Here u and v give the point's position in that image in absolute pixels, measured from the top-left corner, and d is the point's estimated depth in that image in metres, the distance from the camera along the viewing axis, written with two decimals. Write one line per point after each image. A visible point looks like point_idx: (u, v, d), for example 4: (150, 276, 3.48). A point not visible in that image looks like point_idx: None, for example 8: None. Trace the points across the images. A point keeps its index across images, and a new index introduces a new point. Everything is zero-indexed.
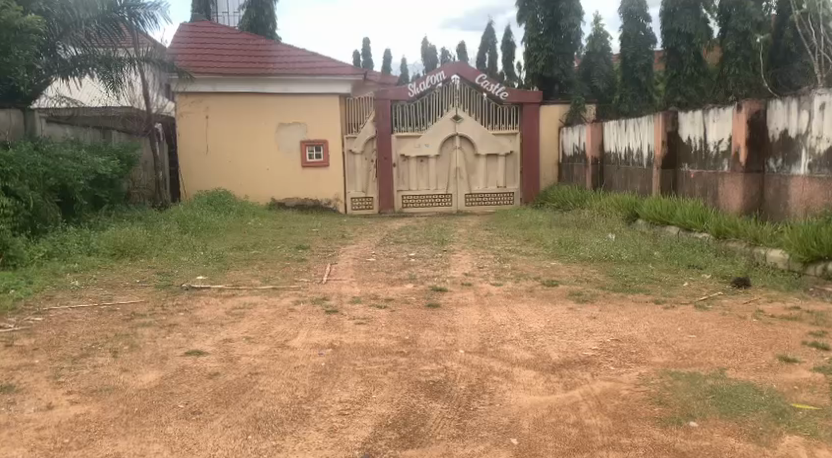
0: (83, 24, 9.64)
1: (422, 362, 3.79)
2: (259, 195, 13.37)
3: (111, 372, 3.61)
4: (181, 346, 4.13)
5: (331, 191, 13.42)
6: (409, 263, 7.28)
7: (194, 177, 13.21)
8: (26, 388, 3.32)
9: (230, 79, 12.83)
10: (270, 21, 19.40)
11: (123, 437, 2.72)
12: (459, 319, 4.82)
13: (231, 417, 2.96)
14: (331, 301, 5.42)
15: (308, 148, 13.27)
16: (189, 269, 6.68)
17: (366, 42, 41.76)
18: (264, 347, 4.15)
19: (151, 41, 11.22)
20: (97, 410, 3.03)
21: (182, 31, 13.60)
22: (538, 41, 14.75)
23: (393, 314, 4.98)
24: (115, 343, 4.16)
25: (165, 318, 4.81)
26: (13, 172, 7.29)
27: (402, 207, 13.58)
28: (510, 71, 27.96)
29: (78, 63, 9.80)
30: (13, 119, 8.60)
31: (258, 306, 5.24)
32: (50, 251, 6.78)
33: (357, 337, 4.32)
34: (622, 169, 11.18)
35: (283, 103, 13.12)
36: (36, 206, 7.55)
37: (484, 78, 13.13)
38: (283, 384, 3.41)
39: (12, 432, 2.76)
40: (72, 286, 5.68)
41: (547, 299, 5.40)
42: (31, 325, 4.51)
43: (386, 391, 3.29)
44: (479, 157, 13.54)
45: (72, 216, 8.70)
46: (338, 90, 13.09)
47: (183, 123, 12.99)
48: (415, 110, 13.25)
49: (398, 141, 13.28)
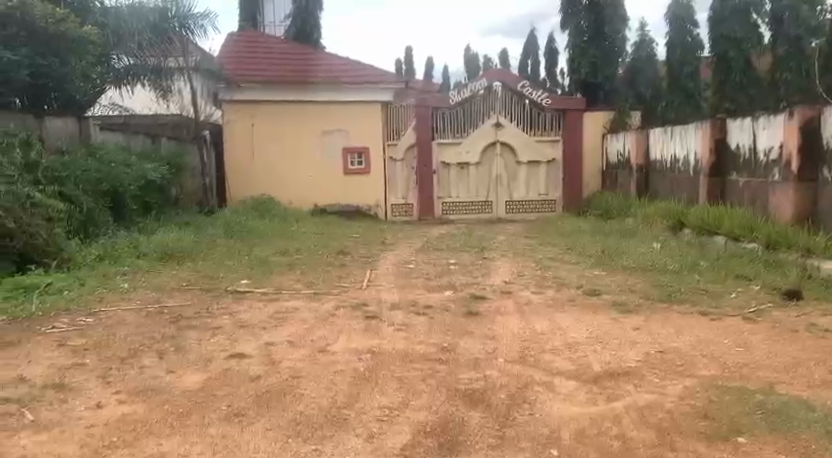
0: (136, 33, 10.03)
1: (461, 370, 3.78)
2: (301, 200, 13.54)
3: (157, 373, 3.71)
4: (225, 348, 4.23)
5: (372, 197, 13.51)
6: (448, 270, 7.29)
7: (239, 183, 13.47)
8: (77, 387, 3.44)
9: (275, 88, 13.09)
10: (316, 31, 19.74)
11: (167, 437, 2.79)
12: (498, 327, 4.80)
13: (271, 420, 3.01)
14: (371, 306, 5.46)
15: (350, 155, 13.43)
16: (234, 273, 6.82)
17: (409, 50, 41.97)
18: (304, 351, 4.21)
19: (200, 52, 11.53)
20: (143, 410, 3.12)
21: (228, 40, 13.90)
22: (581, 48, 14.62)
23: (433, 321, 4.98)
24: (162, 345, 4.27)
25: (211, 321, 4.93)
26: (68, 177, 7.68)
27: (443, 214, 13.52)
28: (553, 79, 27.74)
29: (130, 73, 10.27)
30: (69, 126, 8.92)
31: (300, 311, 5.31)
32: (102, 254, 7.03)
33: (396, 343, 4.34)
34: (668, 176, 10.94)
35: (326, 112, 13.34)
36: (89, 210, 7.90)
37: (526, 85, 13.06)
38: (323, 389, 3.46)
39: (62, 430, 2.85)
40: (122, 289, 5.87)
41: (590, 309, 5.32)
42: (82, 326, 4.68)
43: (425, 398, 3.29)
44: (521, 165, 13.45)
45: (123, 221, 9.03)
46: (379, 98, 13.25)
47: (230, 130, 13.29)
48: (456, 117, 13.26)
49: (439, 149, 13.28)
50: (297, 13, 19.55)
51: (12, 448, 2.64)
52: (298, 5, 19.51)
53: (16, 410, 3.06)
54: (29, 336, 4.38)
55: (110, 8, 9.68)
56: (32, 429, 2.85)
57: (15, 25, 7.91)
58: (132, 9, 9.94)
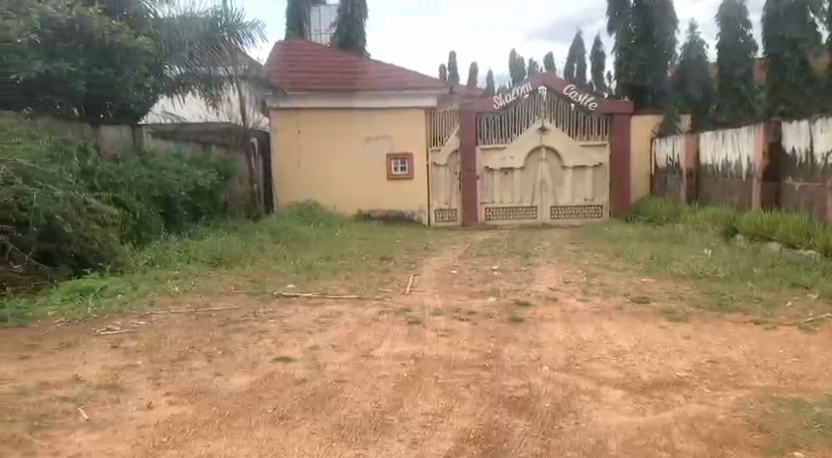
0: (188, 43, 10.34)
1: (505, 377, 3.74)
2: (346, 206, 13.69)
3: (205, 375, 3.79)
4: (271, 352, 4.29)
5: (416, 202, 13.54)
6: (492, 275, 7.24)
7: (286, 189, 13.71)
8: (129, 388, 3.54)
9: (320, 95, 13.28)
10: (360, 38, 19.96)
11: (214, 439, 2.85)
12: (543, 334, 4.74)
13: (316, 424, 3.04)
14: (414, 312, 5.46)
15: (394, 161, 13.50)
16: (280, 277, 6.94)
17: (453, 56, 41.92)
18: (348, 355, 4.25)
19: (249, 60, 11.73)
20: (192, 411, 3.20)
21: (276, 48, 14.16)
22: (629, 51, 14.34)
23: (476, 327, 4.96)
24: (210, 348, 4.38)
25: (258, 324, 5.02)
26: (122, 184, 7.96)
27: (486, 219, 13.44)
28: (600, 83, 27.33)
29: (182, 81, 10.48)
30: (124, 133, 9.30)
31: (344, 315, 5.35)
32: (154, 259, 7.24)
33: (439, 349, 4.34)
34: (719, 181, 10.64)
35: (371, 118, 13.45)
36: (142, 216, 8.18)
37: (572, 88, 12.89)
38: (366, 393, 3.48)
39: (115, 429, 2.95)
40: (173, 292, 6.02)
41: (638, 317, 5.19)
42: (135, 328, 4.83)
43: (468, 405, 3.28)
44: (566, 169, 13.30)
45: (175, 226, 9.30)
46: (423, 104, 13.28)
47: (277, 137, 13.55)
48: (501, 122, 13.18)
49: (483, 154, 13.23)
50: (343, 22, 19.80)
51: (67, 446, 2.74)
52: (344, 14, 19.75)
53: (73, 409, 3.18)
54: (86, 337, 4.55)
55: (163, 19, 9.96)
56: (87, 428, 2.95)
57: (75, 38, 8.23)
58: (184, 19, 10.23)
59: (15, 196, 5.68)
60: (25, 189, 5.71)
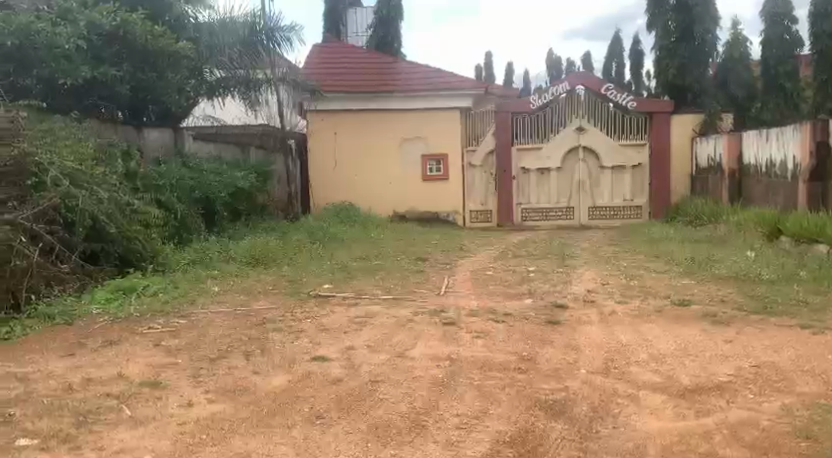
0: (227, 47, 10.52)
1: (541, 380, 3.71)
2: (381, 207, 13.75)
3: (244, 374, 3.86)
4: (307, 351, 4.35)
5: (451, 203, 13.51)
6: (528, 277, 7.18)
7: (322, 191, 13.84)
8: (171, 385, 3.63)
9: (356, 96, 13.37)
10: (396, 39, 20.04)
11: (252, 437, 2.89)
12: (580, 337, 4.68)
13: (352, 423, 3.07)
14: (450, 313, 5.46)
15: (429, 162, 13.51)
16: (317, 277, 7.02)
17: (489, 56, 41.74)
18: (384, 355, 4.27)
19: (287, 63, 11.87)
20: (231, 409, 3.26)
21: (313, 50, 14.32)
22: (669, 49, 14.06)
23: (511, 329, 4.93)
24: (248, 347, 4.46)
25: (295, 324, 5.08)
26: (164, 186, 8.18)
27: (522, 220, 13.34)
28: (639, 82, 26.88)
29: (222, 84, 10.77)
30: (165, 137, 9.56)
31: (380, 316, 5.38)
32: (194, 259, 7.39)
33: (475, 351, 4.33)
34: (763, 181, 10.36)
35: (406, 119, 13.49)
36: (183, 217, 8.36)
37: (610, 88, 12.70)
38: (402, 394, 3.49)
39: (157, 426, 3.02)
40: (213, 292, 6.14)
41: (678, 321, 5.09)
42: (176, 327, 4.94)
43: (504, 407, 3.26)
44: (604, 170, 13.10)
45: (214, 226, 9.49)
46: (459, 105, 13.25)
47: (314, 139, 13.69)
48: (537, 123, 13.08)
49: (518, 154, 13.14)
50: (379, 24, 19.94)
51: (111, 441, 2.82)
52: (381, 15, 19.89)
53: (117, 405, 3.28)
54: (129, 335, 4.67)
55: (203, 23, 10.27)
56: (130, 424, 3.03)
57: (119, 43, 8.43)
58: (224, 23, 10.42)
59: (62, 198, 5.84)
60: (71, 191, 5.89)
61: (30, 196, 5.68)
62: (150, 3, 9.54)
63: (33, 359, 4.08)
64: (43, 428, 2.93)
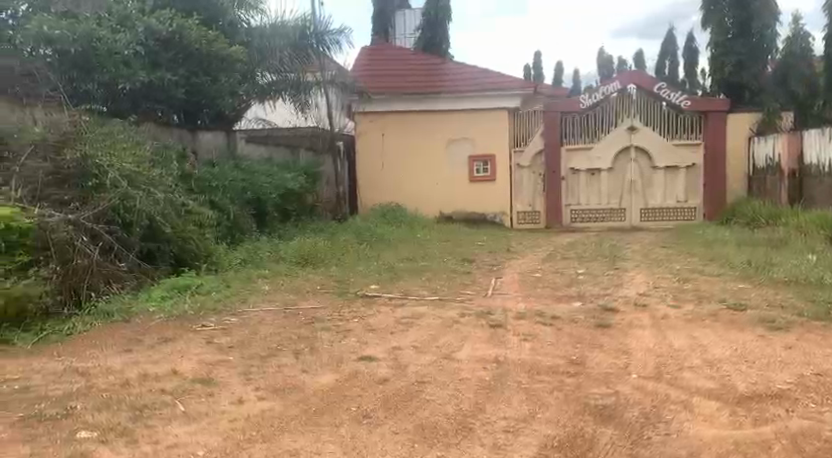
0: (278, 50, 10.73)
1: (591, 385, 3.64)
2: (428, 208, 13.77)
3: (293, 372, 3.93)
4: (354, 351, 4.39)
5: (499, 204, 13.41)
6: (577, 280, 7.07)
7: (370, 191, 13.94)
8: (222, 382, 3.72)
9: (403, 98, 13.46)
10: (444, 41, 20.06)
11: (301, 435, 2.93)
12: (631, 341, 4.58)
13: (399, 424, 3.08)
14: (496, 315, 5.42)
15: (476, 163, 13.46)
16: (364, 277, 7.08)
17: (538, 55, 41.27)
18: (430, 356, 4.27)
19: (336, 66, 12.03)
20: (280, 406, 3.32)
21: (362, 51, 14.49)
22: (725, 46, 13.66)
23: (560, 332, 4.86)
24: (297, 345, 4.54)
25: (343, 323, 5.14)
26: (218, 187, 8.38)
27: (571, 222, 13.13)
28: (693, 80, 26.19)
29: (274, 87, 10.96)
30: (219, 139, 9.88)
31: (426, 316, 5.39)
32: (245, 259, 7.55)
33: (523, 353, 4.29)
34: (826, 182, 9.92)
35: (453, 121, 13.48)
36: (235, 218, 8.56)
37: (663, 86, 12.39)
38: (448, 396, 3.48)
39: (210, 421, 3.10)
40: (263, 291, 6.27)
41: (735, 326, 4.92)
42: (228, 325, 5.07)
43: (553, 411, 3.22)
44: (657, 170, 12.80)
45: (265, 227, 9.66)
46: (507, 105, 13.18)
47: (361, 140, 13.82)
48: (587, 123, 12.88)
49: (567, 154, 12.94)
50: (427, 25, 19.99)
51: (166, 436, 2.90)
52: (429, 17, 19.94)
53: (171, 401, 3.37)
54: (183, 333, 4.81)
55: (255, 27, 10.47)
56: (183, 419, 3.12)
57: (176, 49, 8.69)
58: (275, 27, 10.65)
59: (121, 199, 6.08)
60: (129, 192, 6.12)
61: (91, 197, 5.97)
62: (205, 9, 9.74)
63: (93, 354, 4.24)
64: (101, 422, 3.04)
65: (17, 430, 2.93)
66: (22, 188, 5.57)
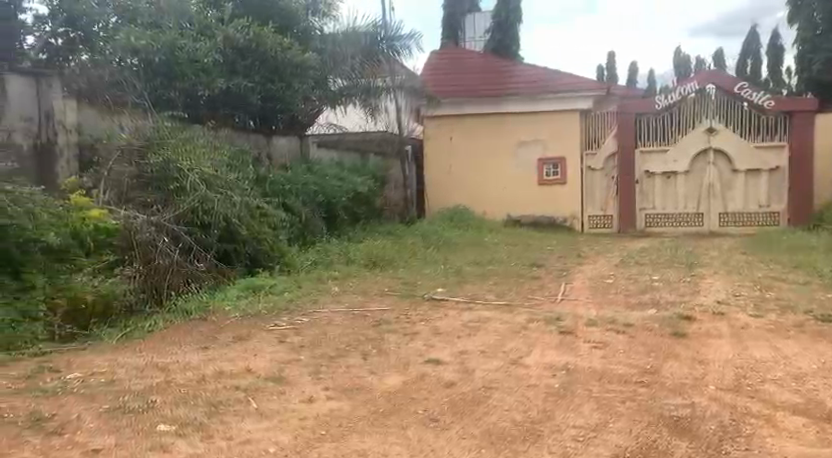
0: (350, 57, 10.93)
1: (665, 395, 3.51)
2: (495, 211, 13.67)
3: (361, 373, 3.98)
4: (421, 353, 4.40)
5: (569, 208, 13.15)
6: (651, 286, 6.84)
7: (437, 195, 13.98)
8: (293, 381, 3.80)
9: (472, 103, 13.47)
10: (514, 43, 19.92)
11: (369, 436, 2.96)
12: (708, 351, 4.39)
13: (465, 429, 3.06)
14: (566, 322, 5.31)
15: (546, 165, 13.25)
16: (431, 281, 7.09)
17: (611, 56, 40.27)
18: (497, 362, 4.23)
19: (406, 71, 12.19)
20: (349, 407, 3.36)
21: (432, 55, 14.58)
22: (813, 43, 13.04)
23: (633, 340, 4.71)
24: (365, 346, 4.59)
25: (409, 326, 5.17)
26: (290, 190, 8.61)
27: (645, 227, 12.70)
28: (778, 80, 24.96)
29: (345, 93, 11.12)
30: (292, 145, 10.24)
31: (493, 321, 5.34)
32: (316, 260, 7.71)
33: (593, 361, 4.18)
34: None
35: (522, 123, 13.35)
36: (307, 220, 8.77)
37: (745, 86, 11.78)
38: (516, 402, 3.43)
39: (281, 419, 3.17)
40: (333, 292, 6.40)
41: (823, 338, 4.63)
42: (299, 325, 5.18)
43: (624, 421, 3.12)
44: (737, 173, 12.23)
45: (335, 230, 9.84)
46: (578, 106, 12.92)
47: (430, 144, 13.89)
48: (662, 124, 12.46)
49: (642, 157, 12.55)
50: (497, 27, 19.91)
51: (240, 432, 2.99)
52: (499, 19, 19.87)
53: (244, 398, 3.48)
54: (256, 332, 4.96)
55: (329, 34, 10.69)
56: (256, 416, 3.21)
57: (252, 56, 9.00)
58: (348, 33, 10.83)
59: (199, 202, 6.29)
60: (207, 195, 6.33)
61: (173, 199, 6.26)
62: (279, 17, 9.94)
63: (173, 351, 4.44)
64: (179, 416, 3.16)
65: (103, 420, 3.09)
66: (109, 191, 6.06)
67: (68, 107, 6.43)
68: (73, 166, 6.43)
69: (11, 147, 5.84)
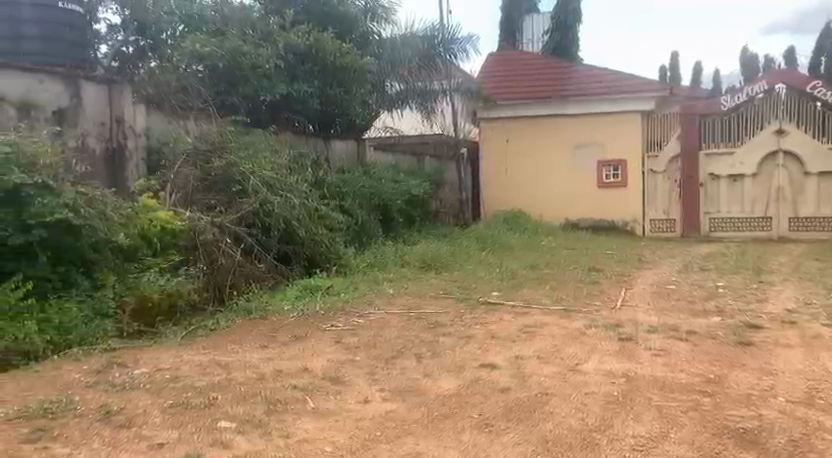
0: (406, 61, 11.03)
1: (731, 406, 3.37)
2: (553, 215, 13.47)
3: (416, 375, 3.99)
4: (476, 357, 4.38)
5: (629, 211, 12.84)
6: (716, 293, 6.59)
7: (493, 198, 13.86)
8: (349, 382, 3.84)
9: (531, 105, 13.35)
10: (574, 44, 19.62)
11: (423, 438, 2.96)
12: (777, 361, 4.20)
13: (521, 435, 3.02)
14: (625, 328, 5.18)
15: (606, 168, 13.00)
16: (486, 284, 7.04)
17: (674, 56, 39.04)
18: (554, 367, 4.16)
19: (462, 74, 12.27)
20: (403, 409, 3.37)
21: (490, 56, 14.48)
22: None
23: (696, 348, 4.55)
24: (420, 349, 4.60)
25: (464, 329, 5.15)
26: (348, 193, 8.74)
27: (709, 231, 12.27)
28: None
29: (402, 97, 11.19)
30: (349, 148, 10.45)
31: (550, 326, 5.26)
32: (372, 262, 7.79)
33: (654, 369, 4.06)
34: None
35: (581, 125, 13.15)
36: (363, 222, 8.87)
37: (818, 85, 11.14)
38: (573, 409, 3.37)
39: (337, 419, 3.21)
40: (389, 293, 6.47)
41: None
42: (355, 325, 5.24)
43: (687, 432, 3.01)
44: (809, 176, 11.68)
45: (390, 232, 9.92)
46: (640, 107, 12.61)
47: (486, 147, 13.79)
48: (728, 126, 12.01)
49: (706, 160, 12.12)
50: (556, 28, 19.67)
51: (297, 430, 3.05)
52: (557, 21, 19.64)
53: (302, 397, 3.54)
54: (314, 332, 5.05)
55: (386, 39, 10.80)
56: (312, 415, 3.26)
57: (312, 61, 9.13)
58: (405, 39, 11.00)
59: (260, 204, 6.44)
60: (268, 197, 6.47)
61: (235, 201, 6.44)
62: (340, 23, 10.01)
63: (234, 349, 4.56)
64: (239, 414, 3.24)
65: (167, 415, 3.20)
66: (175, 193, 6.26)
67: (137, 112, 6.79)
68: (141, 169, 6.76)
69: (85, 151, 6.12)
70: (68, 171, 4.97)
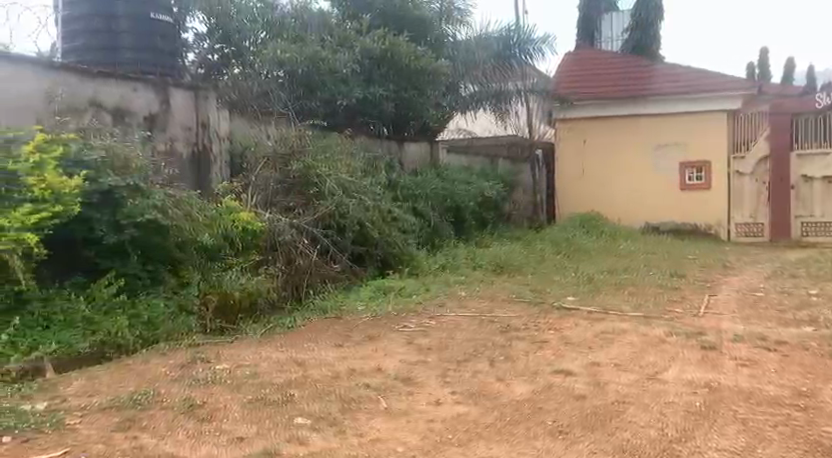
0: (479, 62, 11.01)
1: (826, 422, 3.15)
2: (631, 218, 13.10)
3: (488, 379, 3.96)
4: (550, 363, 4.30)
5: (713, 214, 12.30)
6: (809, 301, 6.20)
7: (568, 201, 13.59)
8: (421, 383, 3.86)
9: (608, 106, 13.04)
10: (654, 42, 18.97)
11: (495, 443, 2.93)
12: None
13: (596, 443, 2.94)
14: (709, 336, 4.96)
15: (688, 169, 12.52)
16: (560, 289, 6.89)
17: (764, 51, 36.94)
18: (633, 375, 4.03)
19: (537, 74, 12.12)
20: (476, 412, 3.36)
21: (566, 57, 14.21)
22: None
23: (787, 359, 4.30)
24: (493, 352, 4.56)
25: (538, 334, 5.07)
26: (421, 195, 8.79)
27: (801, 236, 11.46)
28: None
29: (476, 98, 11.22)
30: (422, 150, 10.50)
31: (628, 333, 5.10)
32: (444, 264, 7.76)
33: (740, 380, 3.86)
34: None
35: (662, 125, 12.70)
36: (436, 226, 8.93)
37: None
38: (652, 419, 3.26)
39: (409, 419, 3.24)
40: (460, 295, 6.48)
41: None
42: (426, 327, 5.26)
43: (776, 447, 2.84)
44: None
45: (463, 234, 9.89)
46: (725, 107, 12.07)
47: (562, 148, 13.54)
48: (823, 125, 11.25)
49: (798, 161, 11.33)
50: (636, 26, 19.06)
51: (369, 430, 3.09)
52: (638, 18, 19.03)
53: (375, 396, 3.59)
54: (387, 332, 5.11)
55: (461, 41, 10.78)
56: (383, 415, 3.29)
57: (387, 66, 9.27)
58: (478, 40, 11.01)
59: (336, 206, 6.61)
60: (343, 200, 6.63)
61: (312, 203, 6.62)
62: (415, 26, 10.05)
63: (309, 347, 4.68)
64: (315, 411, 3.32)
65: (247, 410, 3.31)
66: (257, 194, 6.44)
67: (221, 117, 7.06)
68: (225, 171, 7.01)
69: (173, 155, 6.48)
70: (156, 175, 5.29)
